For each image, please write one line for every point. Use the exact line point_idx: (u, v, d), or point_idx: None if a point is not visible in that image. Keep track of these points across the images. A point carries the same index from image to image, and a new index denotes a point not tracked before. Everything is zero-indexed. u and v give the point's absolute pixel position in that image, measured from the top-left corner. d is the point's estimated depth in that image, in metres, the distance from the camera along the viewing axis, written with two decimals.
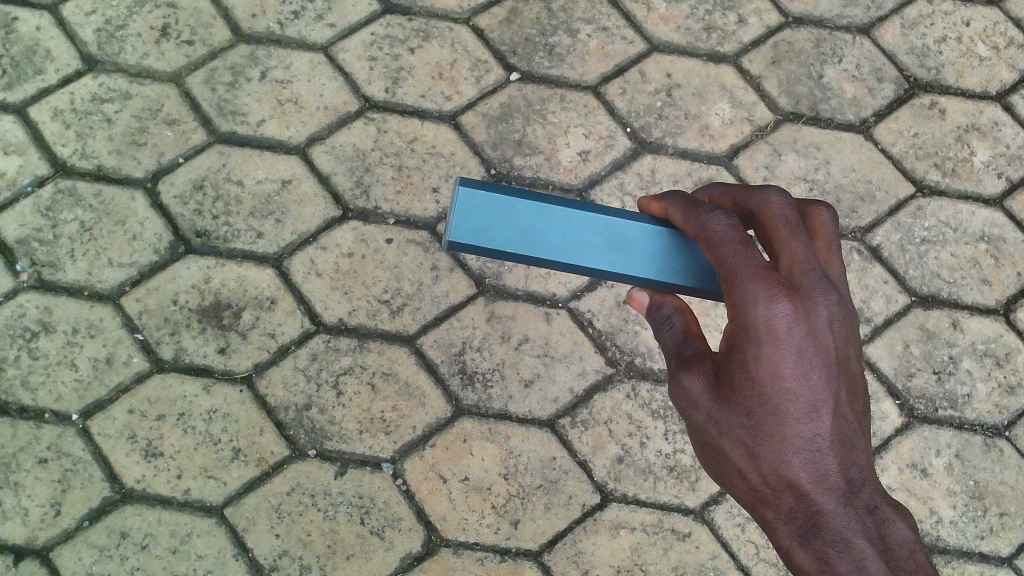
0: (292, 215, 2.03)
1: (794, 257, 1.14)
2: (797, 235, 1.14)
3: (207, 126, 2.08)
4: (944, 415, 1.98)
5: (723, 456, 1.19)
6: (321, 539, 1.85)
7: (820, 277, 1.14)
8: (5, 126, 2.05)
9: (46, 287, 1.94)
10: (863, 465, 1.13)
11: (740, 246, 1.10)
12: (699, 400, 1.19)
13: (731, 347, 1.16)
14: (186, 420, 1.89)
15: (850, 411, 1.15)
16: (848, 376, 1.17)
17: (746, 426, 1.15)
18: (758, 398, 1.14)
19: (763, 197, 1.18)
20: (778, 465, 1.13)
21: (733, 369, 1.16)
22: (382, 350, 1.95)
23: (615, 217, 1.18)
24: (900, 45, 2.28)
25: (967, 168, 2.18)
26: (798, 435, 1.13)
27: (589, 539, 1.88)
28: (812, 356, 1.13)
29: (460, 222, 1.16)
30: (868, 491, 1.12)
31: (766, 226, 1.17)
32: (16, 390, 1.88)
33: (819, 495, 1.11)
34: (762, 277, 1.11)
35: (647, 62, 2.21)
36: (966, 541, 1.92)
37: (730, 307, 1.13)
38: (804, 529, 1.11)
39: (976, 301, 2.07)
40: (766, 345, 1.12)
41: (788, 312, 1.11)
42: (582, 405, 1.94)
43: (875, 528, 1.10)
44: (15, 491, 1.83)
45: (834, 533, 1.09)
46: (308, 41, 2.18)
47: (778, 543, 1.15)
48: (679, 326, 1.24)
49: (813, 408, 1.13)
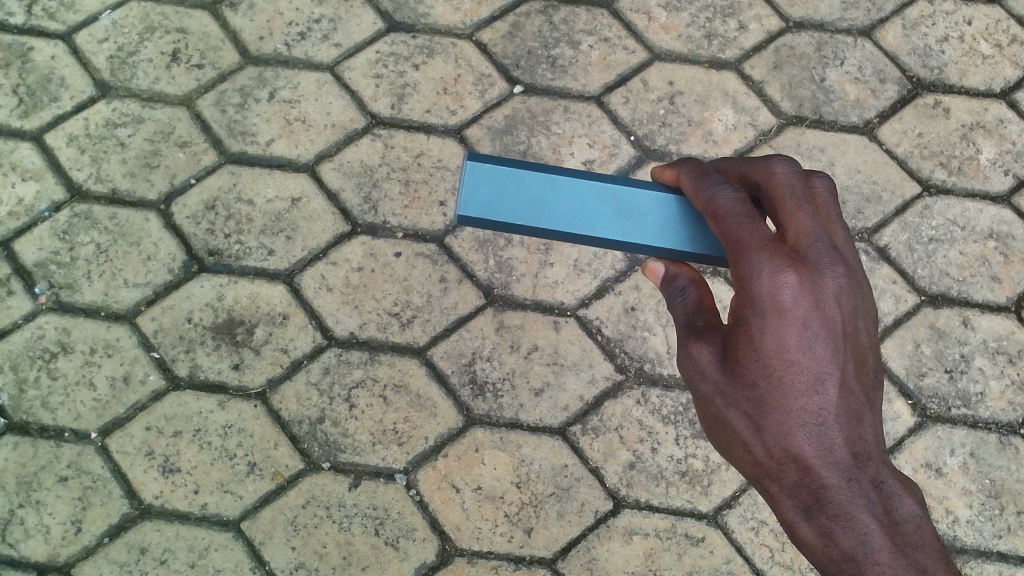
0: (302, 231, 2.06)
1: (799, 228, 1.17)
2: (803, 205, 1.17)
3: (217, 147, 2.12)
4: (957, 414, 1.97)
5: (729, 428, 1.21)
6: (337, 551, 1.87)
7: (825, 249, 1.16)
8: (22, 153, 2.10)
9: (65, 309, 1.99)
10: (869, 439, 1.14)
11: (747, 219, 1.13)
12: (707, 371, 1.20)
13: (736, 318, 1.17)
14: (203, 435, 1.92)
15: (856, 384, 1.16)
16: (855, 349, 1.18)
17: (751, 397, 1.16)
18: (763, 371, 1.15)
19: (767, 167, 1.21)
20: (783, 438, 1.15)
21: (739, 340, 1.17)
22: (392, 362, 1.97)
23: (624, 186, 1.23)
24: (901, 46, 2.28)
25: (973, 166, 2.18)
26: (803, 408, 1.14)
27: (603, 546, 1.88)
28: (817, 329, 1.14)
29: (470, 195, 1.21)
30: (874, 466, 1.13)
31: (771, 197, 1.20)
32: (36, 410, 1.92)
33: (823, 469, 1.12)
34: (767, 249, 1.13)
35: (649, 71, 2.23)
36: (984, 540, 1.91)
37: (737, 279, 1.15)
38: (807, 503, 1.13)
39: (986, 299, 2.06)
40: (772, 318, 1.13)
41: (794, 285, 1.13)
42: (592, 412, 1.95)
43: (881, 504, 1.12)
44: (37, 509, 1.87)
45: (837, 507, 1.11)
46: (314, 61, 2.22)
47: (782, 517, 1.17)
48: (693, 298, 1.25)
49: (818, 381, 1.14)
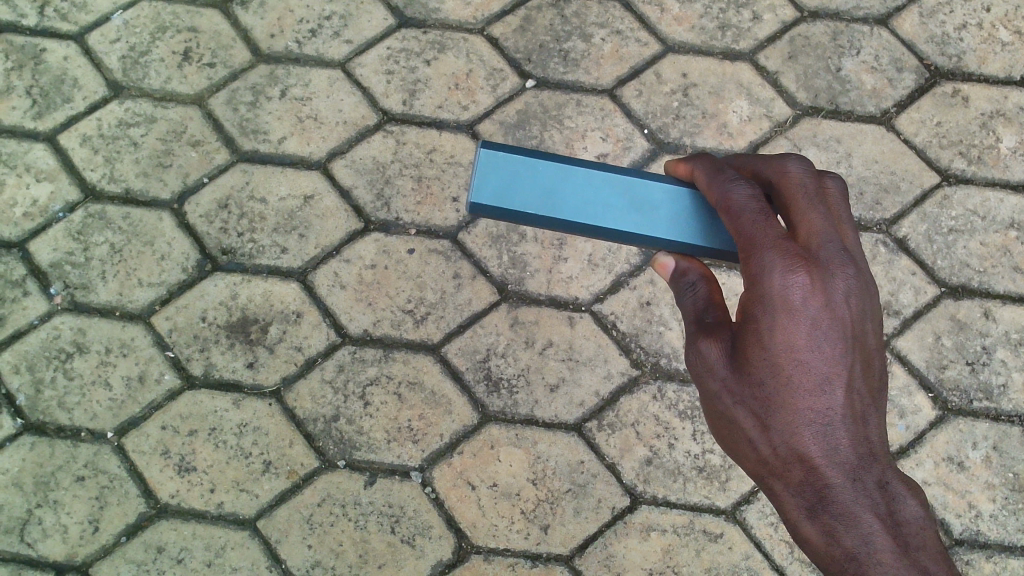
0: (315, 229, 2.06)
1: (812, 228, 1.14)
2: (817, 204, 1.15)
3: (230, 145, 2.12)
4: (979, 407, 1.94)
5: (735, 426, 1.19)
6: (353, 549, 1.87)
7: (835, 250, 1.14)
8: (37, 154, 2.11)
9: (80, 309, 1.99)
10: (874, 441, 1.13)
11: (761, 215, 1.12)
12: (715, 369, 1.18)
13: (745, 316, 1.15)
14: (218, 434, 1.92)
15: (863, 386, 1.14)
16: (862, 351, 1.16)
17: (758, 396, 1.15)
18: (770, 370, 1.13)
19: (781, 165, 1.19)
20: (790, 438, 1.13)
21: (747, 339, 1.15)
22: (407, 359, 1.96)
23: (638, 178, 1.21)
24: (919, 34, 2.25)
25: (993, 155, 2.14)
26: (810, 408, 1.12)
27: (620, 542, 1.87)
28: (826, 330, 1.12)
29: (481, 182, 1.20)
30: (879, 467, 1.12)
31: (783, 195, 1.17)
32: (53, 410, 1.93)
33: (829, 469, 1.11)
34: (778, 247, 1.11)
35: (662, 63, 2.21)
36: (1008, 534, 1.88)
37: (746, 277, 1.13)
38: (811, 502, 1.12)
39: (1008, 290, 2.03)
40: (781, 317, 1.12)
41: (804, 285, 1.11)
42: (608, 408, 1.94)
43: (884, 504, 1.11)
44: (55, 509, 1.87)
45: (842, 508, 1.10)
46: (326, 58, 2.21)
47: (785, 515, 1.16)
48: (703, 293, 1.22)
49: (825, 381, 1.12)
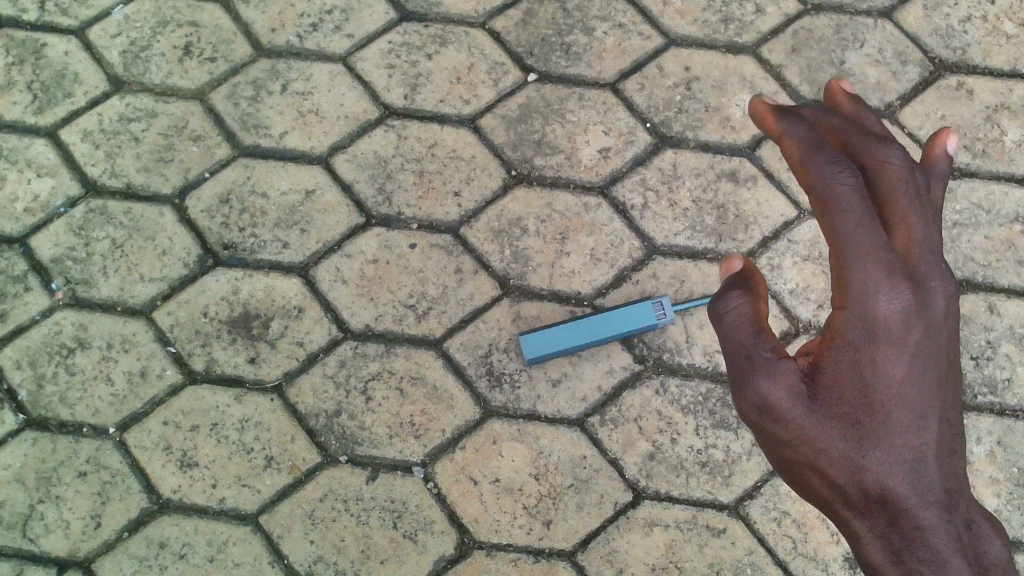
0: (317, 224, 2.05)
1: (910, 236, 1.12)
2: (916, 209, 1.12)
3: (231, 140, 2.12)
4: (984, 402, 1.93)
5: (813, 458, 1.09)
6: (355, 544, 1.85)
7: (933, 263, 1.11)
8: (38, 149, 2.10)
9: (81, 305, 1.99)
10: (962, 479, 1.02)
11: (862, 205, 1.11)
12: (791, 388, 1.12)
13: (837, 331, 1.11)
14: (220, 429, 1.92)
15: (956, 423, 1.05)
16: (955, 385, 1.08)
17: (841, 416, 1.08)
18: (857, 382, 1.08)
19: (882, 153, 1.16)
20: (871, 461, 1.03)
21: (836, 351, 1.10)
22: (409, 354, 1.96)
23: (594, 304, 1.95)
24: (923, 27, 2.24)
25: (998, 148, 2.12)
26: (893, 430, 1.04)
27: (623, 538, 1.85)
28: (913, 350, 1.07)
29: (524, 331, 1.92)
30: (965, 505, 0.99)
31: (883, 194, 1.14)
32: (55, 405, 1.92)
33: (918, 507, 0.98)
34: (872, 251, 1.09)
35: (664, 56, 2.20)
36: (1013, 530, 1.86)
37: (843, 277, 1.10)
38: (891, 539, 0.99)
39: (1013, 284, 2.01)
40: (872, 328, 1.08)
41: (900, 297, 1.08)
42: (611, 403, 1.93)
43: (972, 549, 0.95)
44: (57, 505, 1.87)
45: (929, 550, 0.95)
46: (327, 52, 2.20)
47: (863, 557, 1.02)
48: (751, 315, 1.19)
49: (911, 403, 1.05)
